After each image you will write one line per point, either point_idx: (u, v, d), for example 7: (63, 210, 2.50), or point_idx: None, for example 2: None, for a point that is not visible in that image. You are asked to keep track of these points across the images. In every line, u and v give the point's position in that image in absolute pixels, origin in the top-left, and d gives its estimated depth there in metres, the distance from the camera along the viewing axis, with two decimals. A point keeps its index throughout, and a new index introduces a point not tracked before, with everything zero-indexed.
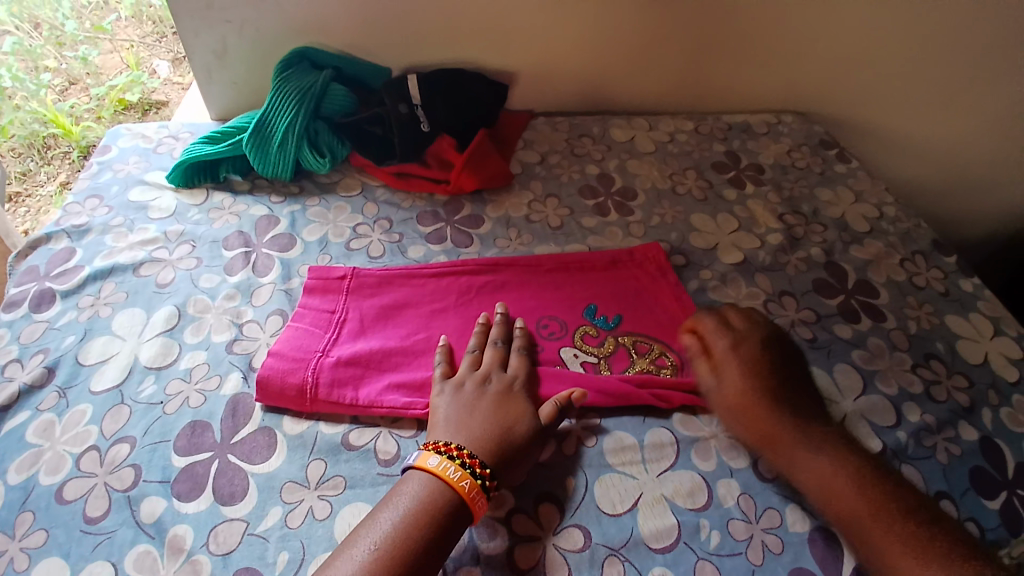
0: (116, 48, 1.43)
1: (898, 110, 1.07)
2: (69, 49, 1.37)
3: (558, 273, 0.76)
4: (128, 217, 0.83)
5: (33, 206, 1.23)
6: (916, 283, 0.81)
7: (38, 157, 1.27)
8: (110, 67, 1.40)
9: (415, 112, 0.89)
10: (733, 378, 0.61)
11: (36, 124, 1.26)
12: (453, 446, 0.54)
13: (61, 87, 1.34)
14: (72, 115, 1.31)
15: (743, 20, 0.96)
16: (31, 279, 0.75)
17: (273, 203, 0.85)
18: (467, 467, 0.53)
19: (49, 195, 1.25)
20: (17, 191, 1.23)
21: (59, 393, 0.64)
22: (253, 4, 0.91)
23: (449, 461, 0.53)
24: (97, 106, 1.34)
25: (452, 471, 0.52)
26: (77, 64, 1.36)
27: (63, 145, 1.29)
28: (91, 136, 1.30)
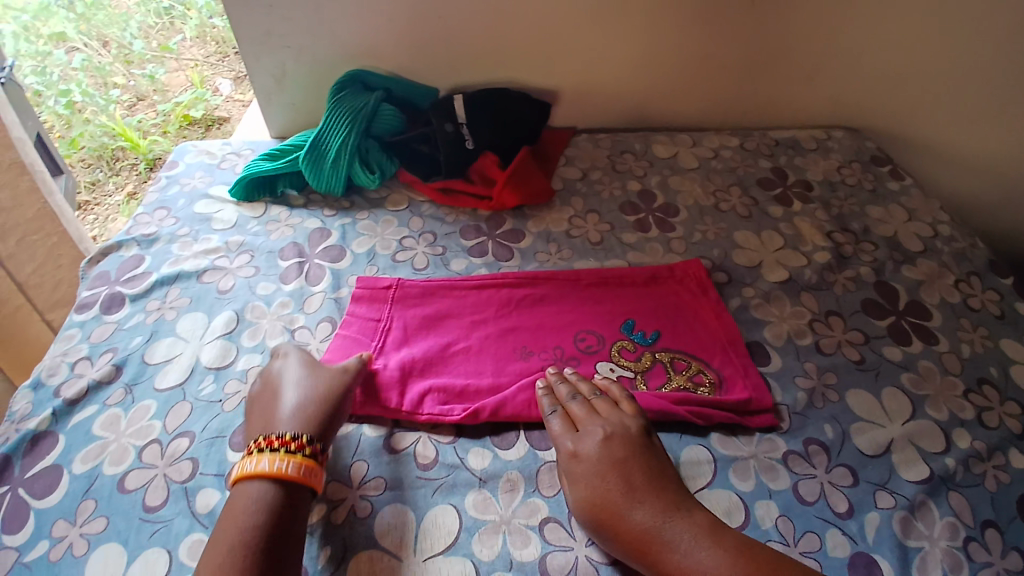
0: (180, 66, 1.54)
1: (957, 125, 1.03)
2: (137, 68, 1.50)
3: (597, 288, 0.76)
4: (193, 227, 0.89)
5: (101, 214, 1.36)
6: (971, 304, 0.78)
7: (106, 168, 1.40)
8: (175, 84, 1.51)
9: (461, 131, 0.92)
10: (581, 477, 0.55)
11: (104, 137, 1.39)
12: (264, 440, 0.56)
13: (129, 103, 1.47)
14: (140, 130, 1.43)
15: (790, 36, 0.95)
16: (103, 284, 0.82)
17: (325, 217, 0.89)
18: (284, 450, 0.55)
19: (115, 203, 1.37)
20: (87, 200, 1.37)
21: (126, 389, 0.70)
22: (313, 30, 0.96)
23: (263, 454, 0.55)
24: (164, 121, 1.45)
25: (266, 463, 0.54)
26: (145, 82, 1.49)
27: (131, 158, 1.41)
28: (156, 149, 1.41)
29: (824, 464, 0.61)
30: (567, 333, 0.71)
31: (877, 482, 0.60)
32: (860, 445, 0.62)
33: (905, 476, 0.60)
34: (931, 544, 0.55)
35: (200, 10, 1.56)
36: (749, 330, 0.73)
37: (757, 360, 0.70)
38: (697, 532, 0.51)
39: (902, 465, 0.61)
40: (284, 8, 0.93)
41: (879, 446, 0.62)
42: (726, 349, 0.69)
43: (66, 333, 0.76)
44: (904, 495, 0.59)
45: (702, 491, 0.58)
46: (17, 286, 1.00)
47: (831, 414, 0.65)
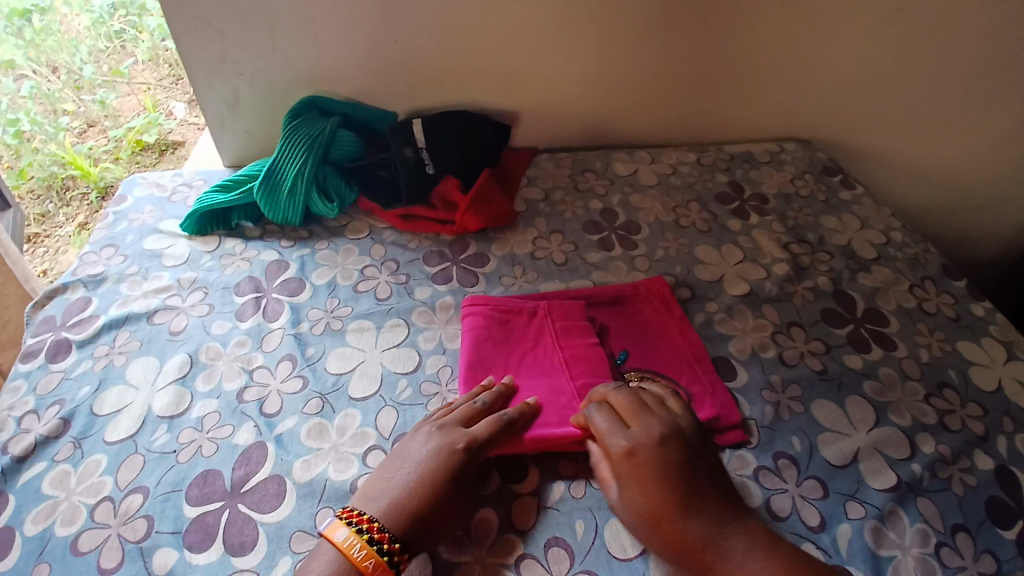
0: (132, 90, 1.49)
1: (902, 134, 1.08)
2: (88, 93, 1.44)
3: (564, 303, 0.73)
4: (142, 265, 0.85)
5: (52, 245, 1.28)
6: (926, 308, 0.80)
7: (56, 199, 1.33)
8: (127, 109, 1.47)
9: (421, 155, 0.91)
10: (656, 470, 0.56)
11: (54, 166, 1.33)
12: (365, 519, 0.53)
13: (79, 130, 1.42)
14: (90, 157, 1.37)
15: (740, 52, 0.98)
16: (48, 330, 0.77)
17: (282, 248, 0.87)
18: (366, 535, 0.51)
19: (66, 235, 1.30)
20: (37, 232, 1.29)
21: (75, 443, 0.66)
22: (265, 57, 0.94)
23: (355, 535, 0.51)
24: (116, 147, 1.40)
25: (356, 549, 0.51)
26: (96, 107, 1.43)
27: (82, 187, 1.35)
28: (108, 177, 1.35)
29: (794, 478, 0.61)
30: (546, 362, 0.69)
31: (846, 493, 0.60)
32: (828, 457, 0.63)
33: (874, 484, 0.61)
34: (903, 552, 0.56)
35: (152, 33, 1.52)
36: (714, 345, 0.74)
37: (724, 376, 0.70)
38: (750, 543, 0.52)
39: (869, 474, 0.62)
40: (235, 35, 0.91)
41: (846, 457, 0.63)
42: (693, 366, 0.70)
43: (11, 384, 0.72)
44: (874, 504, 0.59)
45: None
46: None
47: (799, 427, 0.66)
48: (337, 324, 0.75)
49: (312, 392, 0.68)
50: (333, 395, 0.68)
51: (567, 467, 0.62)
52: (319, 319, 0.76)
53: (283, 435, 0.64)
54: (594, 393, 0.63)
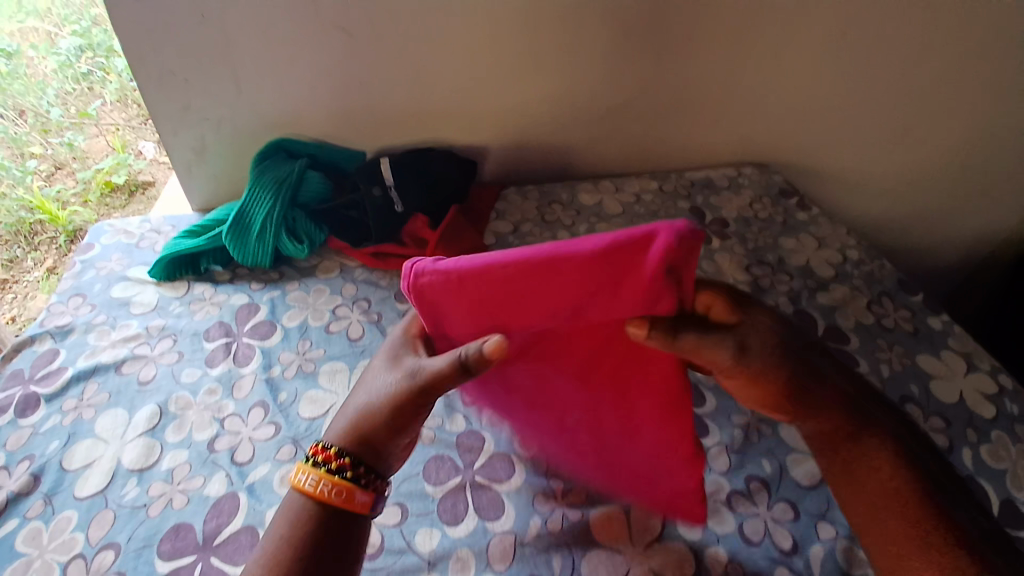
0: (101, 131, 1.46)
1: (851, 154, 1.13)
2: (55, 136, 1.42)
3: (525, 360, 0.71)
4: (110, 314, 0.84)
5: (20, 291, 1.27)
6: (885, 324, 0.83)
7: (25, 244, 1.31)
8: (96, 150, 1.44)
9: (390, 194, 0.92)
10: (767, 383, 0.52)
11: (21, 211, 1.31)
12: (327, 452, 0.53)
13: (47, 172, 1.39)
14: (58, 201, 1.35)
15: (695, 83, 1.02)
16: (16, 384, 0.76)
17: (252, 291, 0.87)
18: (324, 468, 0.52)
19: (35, 280, 1.29)
20: (4, 278, 1.28)
21: (46, 500, 0.64)
22: (231, 102, 0.95)
23: (319, 474, 0.52)
24: (84, 189, 1.39)
25: (322, 486, 0.51)
26: (63, 149, 1.41)
27: (50, 230, 1.33)
28: (76, 220, 1.34)
29: (766, 501, 0.63)
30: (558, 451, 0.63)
31: (816, 513, 0.62)
32: (798, 478, 0.65)
33: None
34: None
35: (121, 74, 1.47)
36: None
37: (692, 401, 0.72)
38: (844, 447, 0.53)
39: None
40: (200, 83, 0.92)
41: (816, 476, 0.65)
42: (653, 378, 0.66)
43: None
44: (844, 523, 0.61)
45: (649, 547, 0.58)
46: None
47: (768, 448, 0.67)
48: (309, 366, 0.75)
49: (284, 438, 0.68)
50: (307, 439, 0.67)
51: (542, 501, 0.62)
52: (291, 362, 0.76)
53: (256, 484, 0.64)
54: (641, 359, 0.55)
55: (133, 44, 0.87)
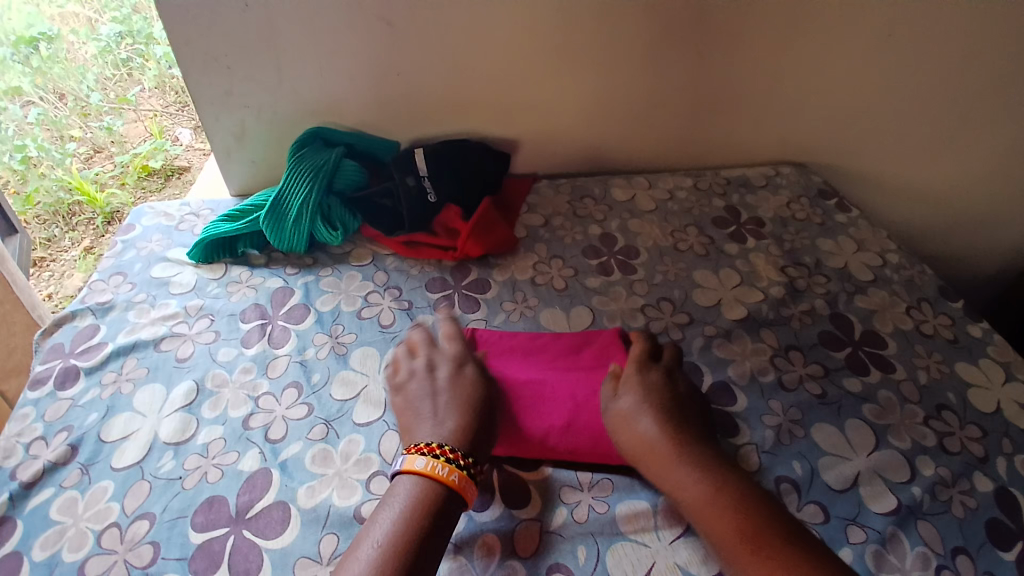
0: (140, 117, 1.52)
1: (894, 157, 1.10)
2: (95, 120, 1.47)
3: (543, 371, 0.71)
4: (150, 293, 0.87)
5: (57, 270, 1.31)
6: (924, 331, 0.81)
7: (62, 224, 1.35)
8: (134, 135, 1.49)
9: (423, 184, 0.94)
10: (682, 482, 0.57)
11: (60, 191, 1.35)
12: (435, 447, 0.58)
13: (87, 156, 1.45)
14: (96, 182, 1.40)
15: (733, 78, 1.00)
16: (57, 357, 0.79)
17: (287, 275, 0.89)
18: (442, 457, 0.57)
19: (72, 259, 1.32)
20: (43, 256, 1.32)
21: (82, 470, 0.66)
22: (271, 91, 0.97)
23: (435, 460, 0.57)
24: (122, 173, 1.43)
25: (439, 468, 0.56)
26: (103, 133, 1.47)
27: (88, 212, 1.37)
28: (113, 202, 1.38)
29: (795, 503, 0.62)
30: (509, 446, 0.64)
31: (847, 517, 0.61)
32: (829, 481, 0.64)
33: (874, 508, 0.61)
34: None
35: (159, 61, 1.55)
36: (714, 369, 0.74)
37: (724, 400, 0.71)
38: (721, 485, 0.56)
39: (870, 498, 0.62)
40: (242, 71, 0.94)
41: (847, 480, 0.64)
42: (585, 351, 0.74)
43: (20, 412, 0.73)
44: (874, 528, 0.60)
45: (676, 541, 0.57)
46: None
47: (800, 451, 0.66)
48: (342, 348, 0.77)
49: (316, 418, 0.69)
50: (338, 421, 0.69)
51: (568, 493, 0.62)
52: (324, 344, 0.77)
53: (288, 461, 0.65)
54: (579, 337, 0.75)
55: (179, 32, 0.90)
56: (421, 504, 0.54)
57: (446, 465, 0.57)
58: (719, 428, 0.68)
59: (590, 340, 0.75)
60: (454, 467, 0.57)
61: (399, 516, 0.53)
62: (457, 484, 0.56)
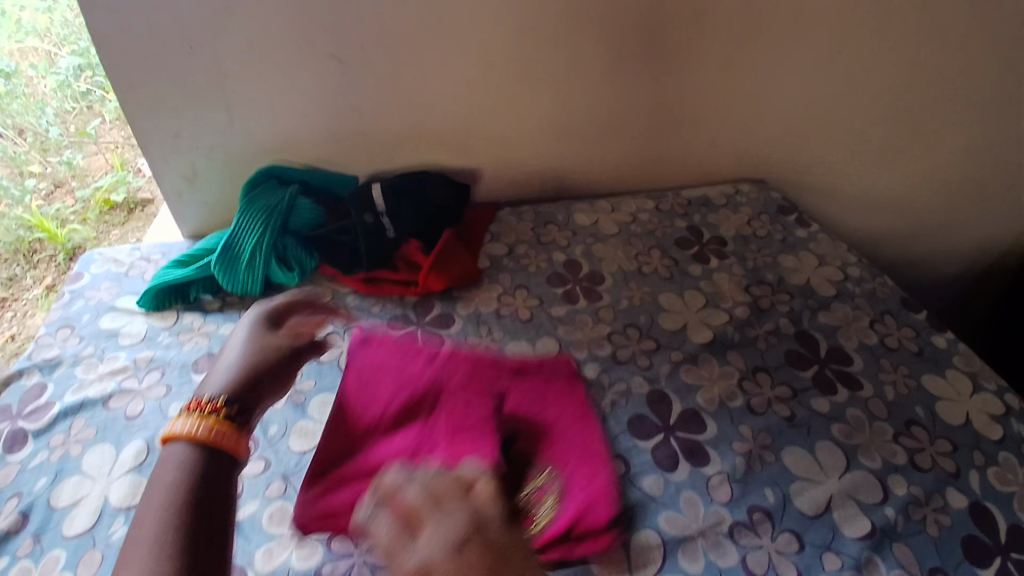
0: (101, 149, 1.40)
1: (849, 169, 1.12)
2: (54, 155, 1.36)
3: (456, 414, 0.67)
4: (98, 346, 0.83)
5: (19, 309, 1.24)
6: (888, 344, 0.81)
7: (24, 262, 1.28)
8: (95, 168, 1.40)
9: (381, 221, 0.91)
10: None
11: (21, 229, 1.27)
12: (208, 402, 0.55)
13: (46, 192, 1.35)
14: (57, 219, 1.32)
15: (688, 99, 1.01)
16: (5, 419, 0.75)
17: (243, 320, 0.85)
18: (209, 414, 0.54)
19: (34, 298, 1.26)
20: (1, 297, 1.24)
21: (34, 539, 0.63)
22: (221, 130, 0.95)
23: (193, 419, 0.53)
24: (83, 208, 1.36)
25: (196, 427, 0.53)
26: (63, 168, 1.36)
27: (49, 248, 1.30)
28: (75, 238, 1.31)
29: (770, 532, 0.60)
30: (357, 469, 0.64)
31: (822, 544, 0.60)
32: (802, 507, 0.63)
33: (848, 533, 0.61)
34: None
35: None
36: (684, 397, 0.73)
37: (694, 428, 0.70)
38: None
39: (843, 522, 0.62)
40: (191, 111, 0.92)
41: (820, 505, 0.63)
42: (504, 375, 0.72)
43: None
44: (849, 554, 0.59)
45: None
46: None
47: (771, 477, 0.65)
48: (300, 397, 0.74)
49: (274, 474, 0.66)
50: (297, 475, 0.66)
51: None
52: None
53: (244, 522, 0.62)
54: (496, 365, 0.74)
55: (121, 77, 0.87)
56: (195, 468, 0.51)
57: (201, 424, 0.53)
58: (690, 458, 0.67)
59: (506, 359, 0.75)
60: (215, 420, 0.54)
61: (174, 479, 0.49)
62: (205, 436, 0.52)
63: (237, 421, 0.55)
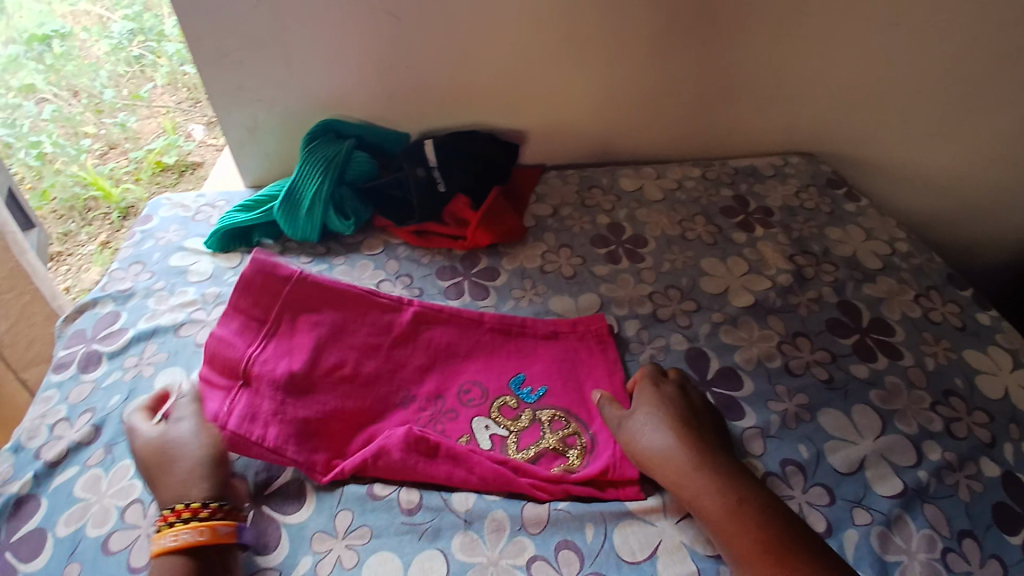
0: (152, 113, 1.52)
1: (903, 145, 1.09)
2: (109, 116, 1.49)
3: (460, 378, 0.72)
4: (169, 281, 0.89)
5: (74, 264, 1.31)
6: (931, 318, 0.81)
7: (79, 219, 1.37)
8: (147, 131, 1.49)
9: (433, 175, 0.94)
10: (702, 489, 0.57)
11: (76, 187, 1.37)
12: (167, 515, 0.56)
13: (100, 152, 1.45)
14: (111, 178, 1.41)
15: (740, 68, 1.00)
16: (79, 342, 0.81)
17: (301, 264, 0.90)
18: (177, 522, 0.55)
19: (89, 253, 1.33)
20: (60, 251, 1.33)
21: (106, 449, 0.69)
22: (282, 84, 0.99)
23: (169, 529, 0.55)
24: (136, 168, 1.43)
25: (176, 535, 0.54)
26: (116, 130, 1.48)
27: (104, 207, 1.38)
28: (128, 198, 1.39)
29: (802, 485, 0.62)
30: (366, 397, 0.69)
31: (853, 499, 0.62)
32: (835, 464, 0.64)
33: (880, 491, 0.62)
34: (909, 557, 0.57)
35: (170, 58, 1.59)
36: (722, 355, 0.75)
37: (731, 385, 0.72)
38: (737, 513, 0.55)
39: (876, 480, 0.63)
40: (255, 64, 0.96)
41: (854, 463, 0.64)
42: (524, 347, 0.76)
43: (43, 395, 0.76)
44: (880, 510, 0.61)
45: (683, 520, 0.59)
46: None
47: (806, 435, 0.67)
48: None
49: None
50: None
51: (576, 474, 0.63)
52: None
53: None
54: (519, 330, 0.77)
55: (190, 29, 0.91)
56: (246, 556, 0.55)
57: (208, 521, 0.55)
58: (726, 411, 0.69)
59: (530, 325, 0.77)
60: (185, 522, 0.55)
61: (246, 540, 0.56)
62: (226, 536, 0.55)
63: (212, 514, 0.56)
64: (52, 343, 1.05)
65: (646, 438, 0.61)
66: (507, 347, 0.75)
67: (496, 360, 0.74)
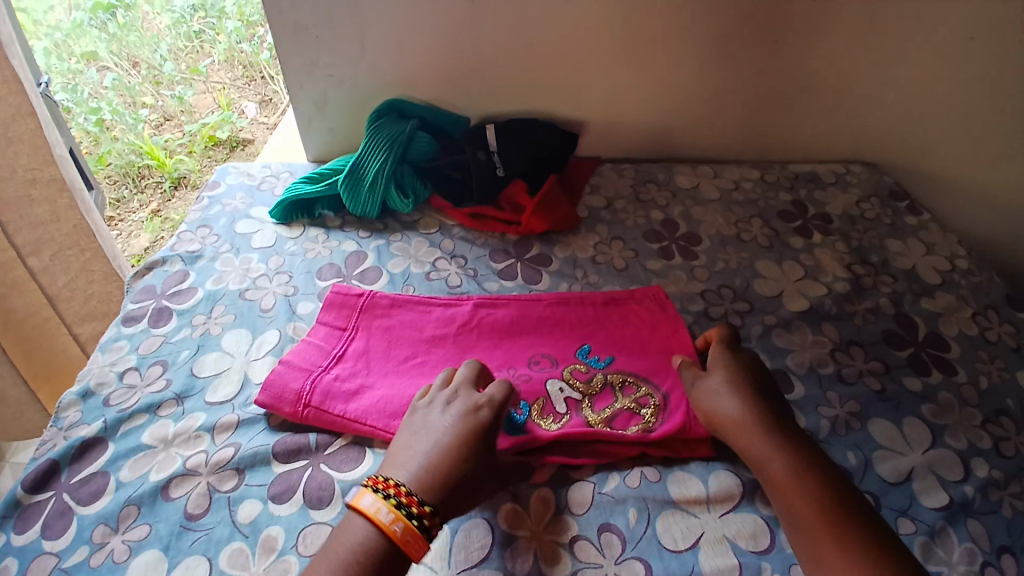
0: (208, 88, 1.58)
1: (972, 161, 1.06)
2: (167, 88, 1.52)
3: (525, 346, 0.74)
4: (234, 245, 0.93)
5: (125, 229, 1.39)
6: (989, 337, 0.79)
7: (132, 185, 1.44)
8: (202, 106, 1.57)
9: (493, 159, 0.96)
10: (769, 451, 0.58)
11: (132, 154, 1.42)
12: (391, 485, 0.54)
13: (156, 123, 1.52)
14: (166, 148, 1.47)
15: (808, 71, 0.98)
16: (149, 297, 0.85)
17: (360, 239, 0.93)
18: (395, 502, 0.53)
19: (139, 221, 1.41)
20: (112, 216, 1.41)
21: (177, 400, 0.72)
22: (353, 62, 1.02)
23: (382, 502, 0.53)
24: (189, 141, 1.50)
25: (383, 512, 0.53)
26: (173, 102, 1.53)
27: (157, 175, 1.45)
28: (181, 168, 1.46)
29: None
30: (440, 371, 0.72)
31: (898, 508, 0.61)
32: (882, 473, 0.64)
33: (926, 502, 0.61)
34: (949, 568, 0.56)
35: (229, 35, 1.56)
36: (772, 358, 0.75)
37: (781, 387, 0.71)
38: (801, 478, 0.56)
39: (922, 492, 0.62)
40: (329, 41, 0.99)
41: (900, 474, 0.63)
42: (584, 321, 0.78)
43: (114, 344, 0.79)
44: (924, 521, 0.60)
45: (727, 515, 0.59)
46: (47, 298, 1.00)
47: (854, 442, 0.66)
48: None
49: None
50: None
51: (623, 461, 0.64)
52: None
53: None
54: (575, 304, 0.79)
55: (273, 3, 0.95)
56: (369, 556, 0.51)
57: (393, 511, 0.53)
58: None
59: (585, 300, 0.80)
60: (403, 514, 0.52)
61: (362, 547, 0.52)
62: (401, 536, 0.52)
63: (427, 523, 0.53)
64: (107, 300, 1.08)
65: (717, 402, 0.63)
66: (566, 321, 0.77)
67: (558, 332, 0.76)
